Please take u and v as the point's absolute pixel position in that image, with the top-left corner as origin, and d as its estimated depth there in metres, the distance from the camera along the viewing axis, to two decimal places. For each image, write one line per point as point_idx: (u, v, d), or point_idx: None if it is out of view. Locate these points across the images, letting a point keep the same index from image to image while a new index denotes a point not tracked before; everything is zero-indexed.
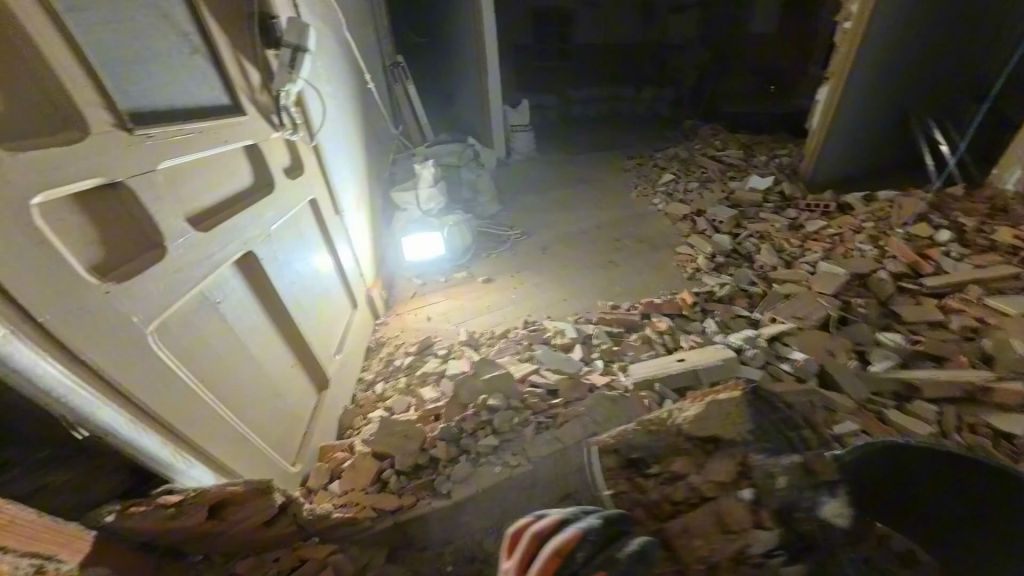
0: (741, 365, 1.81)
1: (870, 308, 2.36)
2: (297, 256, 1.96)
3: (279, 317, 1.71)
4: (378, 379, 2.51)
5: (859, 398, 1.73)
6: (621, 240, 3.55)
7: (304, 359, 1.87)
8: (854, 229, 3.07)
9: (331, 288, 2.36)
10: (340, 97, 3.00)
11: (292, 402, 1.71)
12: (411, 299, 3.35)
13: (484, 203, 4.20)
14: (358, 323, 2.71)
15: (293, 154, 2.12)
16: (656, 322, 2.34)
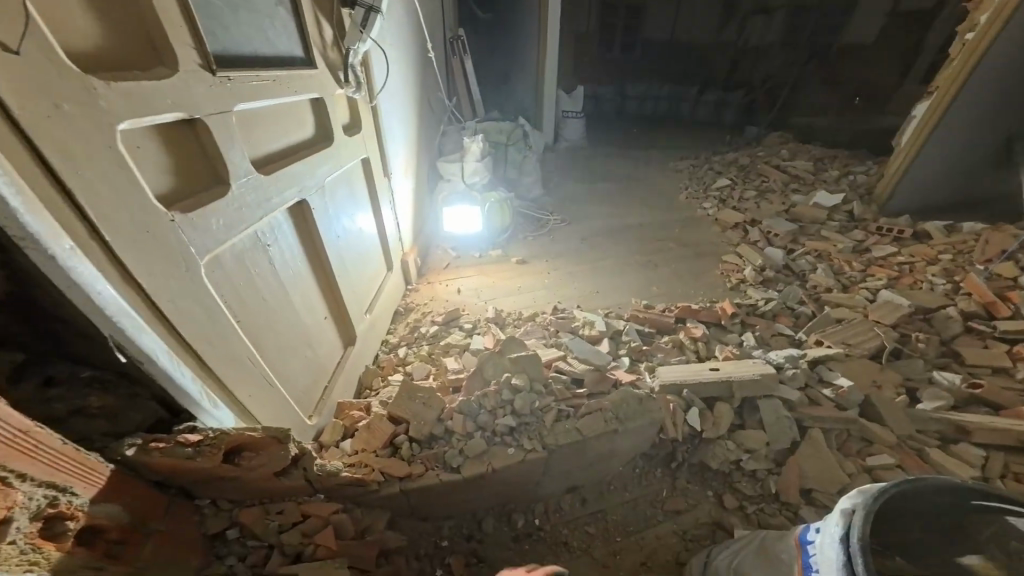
0: (779, 384, 1.67)
1: (930, 345, 2.11)
2: (344, 211, 1.99)
3: (319, 269, 1.75)
4: (402, 344, 2.58)
5: (901, 432, 1.61)
6: (665, 240, 3.42)
7: (336, 313, 1.92)
8: (929, 260, 2.80)
9: (370, 249, 2.41)
10: (403, 62, 3.01)
11: (321, 353, 1.77)
12: (444, 271, 3.38)
13: (528, 185, 4.15)
14: (391, 288, 2.76)
15: (354, 113, 2.15)
16: (691, 327, 2.24)
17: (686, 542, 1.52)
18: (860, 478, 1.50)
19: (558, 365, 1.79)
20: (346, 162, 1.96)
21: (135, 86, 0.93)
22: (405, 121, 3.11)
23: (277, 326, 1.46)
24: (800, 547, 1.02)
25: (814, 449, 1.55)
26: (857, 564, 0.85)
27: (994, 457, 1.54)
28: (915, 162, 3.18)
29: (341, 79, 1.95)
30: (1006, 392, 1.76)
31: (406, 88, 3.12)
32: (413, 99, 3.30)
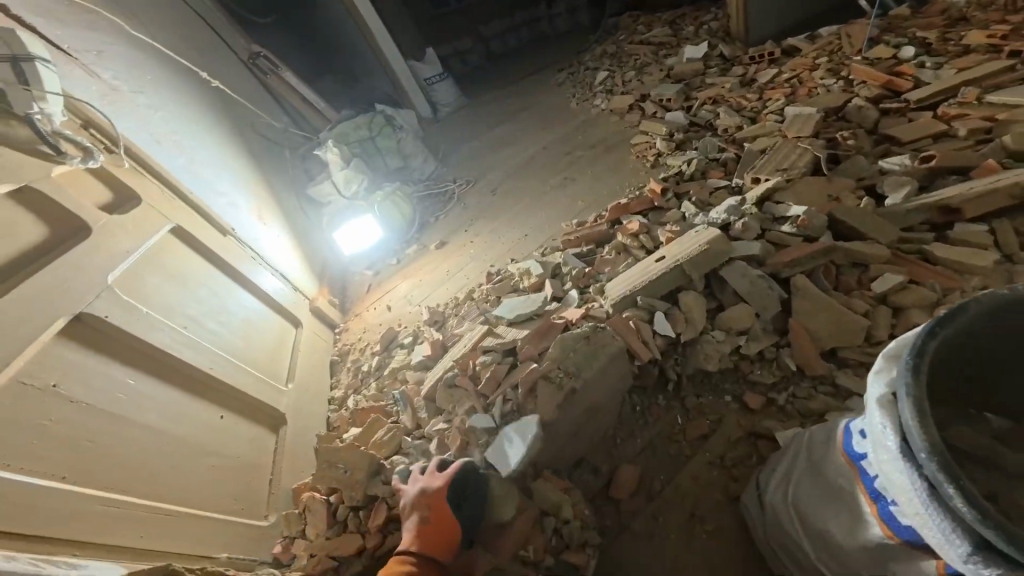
0: (734, 243, 1.44)
1: (859, 139, 1.92)
2: (180, 307, 1.64)
3: (167, 371, 1.46)
4: (350, 393, 2.10)
5: (891, 239, 1.38)
6: (574, 152, 3.06)
7: (236, 406, 1.63)
8: (810, 67, 2.57)
9: (255, 323, 1.99)
10: (169, 100, 2.37)
11: (233, 451, 1.52)
12: (369, 294, 2.84)
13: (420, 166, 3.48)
14: (308, 341, 2.27)
15: (106, 179, 1.63)
16: (627, 224, 1.89)
17: (731, 473, 1.25)
18: (878, 315, 1.27)
19: (484, 344, 1.52)
20: (132, 245, 1.56)
21: None
22: (221, 163, 2.50)
23: (132, 455, 1.25)
24: (857, 467, 0.81)
25: (814, 302, 1.30)
26: (946, 487, 0.61)
27: (1001, 227, 1.31)
28: None
29: (49, 152, 1.44)
30: (965, 152, 1.55)
31: (199, 126, 2.48)
32: (218, 129, 2.65)
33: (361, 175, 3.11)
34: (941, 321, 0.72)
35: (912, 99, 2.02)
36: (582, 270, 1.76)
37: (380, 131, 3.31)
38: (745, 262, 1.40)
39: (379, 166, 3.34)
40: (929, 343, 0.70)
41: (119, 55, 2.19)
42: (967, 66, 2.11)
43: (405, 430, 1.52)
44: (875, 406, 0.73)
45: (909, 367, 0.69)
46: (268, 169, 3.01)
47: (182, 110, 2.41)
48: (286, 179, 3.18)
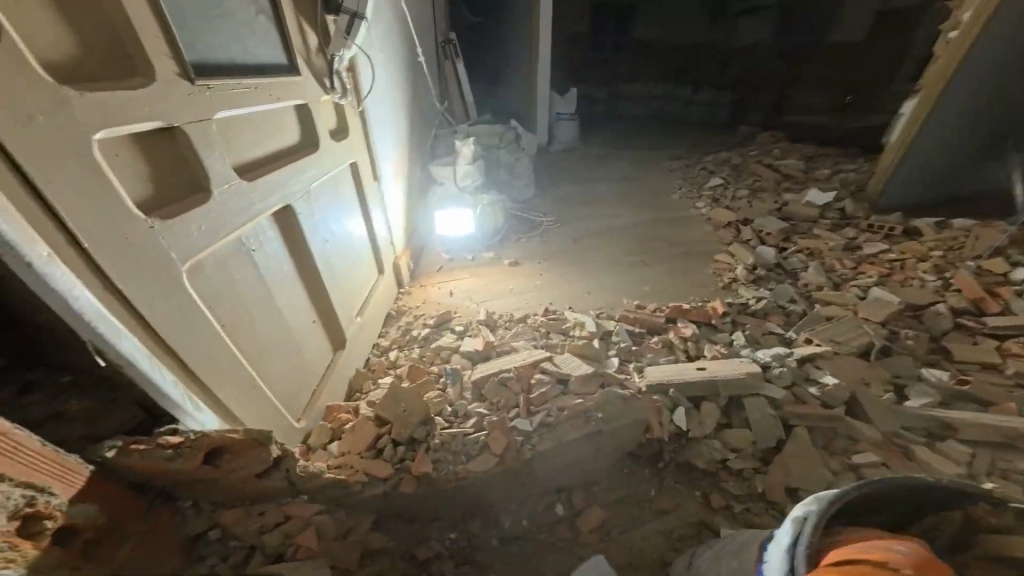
0: (765, 382, 1.70)
1: (918, 340, 2.04)
2: (334, 229, 2.07)
3: (306, 275, 1.83)
4: (393, 347, 2.59)
5: (886, 429, 1.59)
6: (658, 241, 3.41)
7: (322, 313, 1.96)
8: (919, 257, 2.69)
9: (360, 255, 2.43)
10: (390, 71, 2.98)
11: (308, 354, 1.83)
12: (437, 273, 3.39)
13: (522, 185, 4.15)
14: (381, 290, 2.73)
15: (340, 117, 2.20)
16: (681, 327, 2.24)
17: (673, 541, 1.55)
18: (844, 477, 1.50)
19: (543, 366, 1.82)
20: (330, 170, 2.01)
21: (118, 99, 1.02)
22: (396, 127, 3.13)
23: (263, 328, 1.54)
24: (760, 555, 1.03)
25: (802, 451, 1.55)
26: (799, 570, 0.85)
27: (981, 454, 1.52)
28: (905, 158, 3.07)
29: (326, 85, 2.02)
30: (996, 388, 1.73)
31: (396, 95, 3.13)
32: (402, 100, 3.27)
33: (476, 175, 3.77)
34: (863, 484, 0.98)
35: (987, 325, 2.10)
36: (630, 347, 2.10)
37: (509, 146, 4.07)
38: (767, 401, 1.65)
39: (495, 172, 4.07)
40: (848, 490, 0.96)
41: (378, 27, 2.80)
42: None
43: (447, 399, 1.76)
44: (790, 521, 0.95)
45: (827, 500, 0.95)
46: (415, 143, 3.67)
47: (392, 77, 3.04)
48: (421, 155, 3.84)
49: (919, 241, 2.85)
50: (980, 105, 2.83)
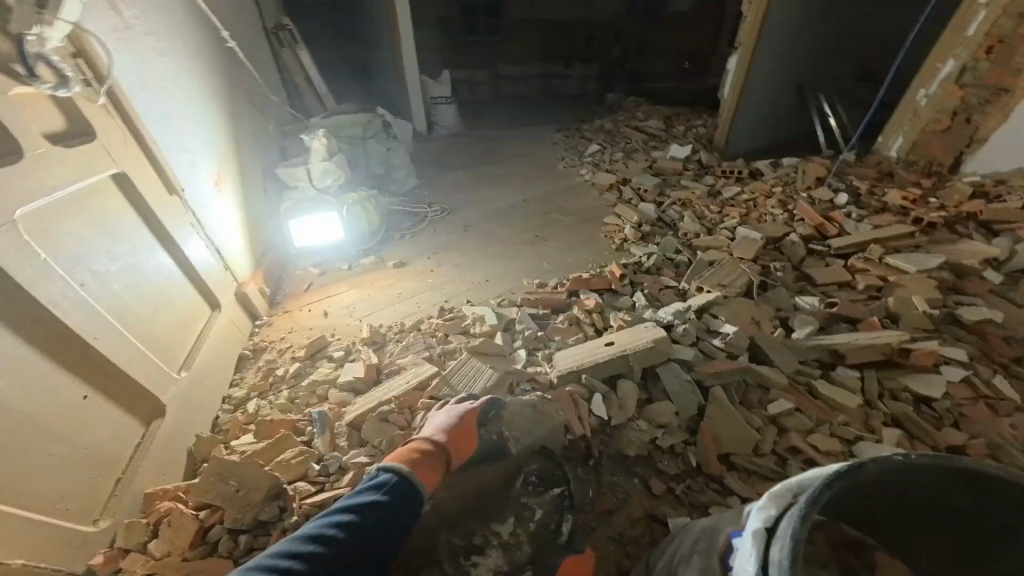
0: (673, 345, 1.66)
1: (785, 272, 2.18)
2: (102, 274, 1.62)
3: (42, 339, 1.38)
4: (251, 396, 2.11)
5: (790, 371, 1.63)
6: (552, 215, 3.24)
7: (102, 383, 1.54)
8: (766, 193, 2.84)
9: (166, 291, 1.93)
10: (178, 61, 2.29)
11: (89, 441, 1.47)
12: (308, 293, 2.83)
13: (400, 178, 3.67)
14: (219, 330, 2.20)
15: (68, 116, 1.58)
16: (584, 299, 2.10)
17: (625, 548, 1.35)
18: (767, 431, 1.48)
19: (434, 391, 1.67)
20: (68, 184, 1.53)
21: None
22: (206, 126, 2.45)
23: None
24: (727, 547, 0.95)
25: (724, 412, 1.49)
26: None
27: (870, 377, 1.61)
28: (740, 109, 3.35)
29: (21, 72, 1.38)
30: (858, 305, 1.89)
31: (200, 87, 2.46)
32: (211, 93, 2.57)
33: (338, 173, 3.17)
34: (837, 476, 0.88)
35: (833, 246, 2.27)
36: (537, 333, 1.91)
37: (375, 135, 3.56)
38: (678, 365, 1.62)
39: (361, 165, 3.52)
40: (822, 493, 0.85)
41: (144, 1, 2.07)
42: (883, 223, 2.35)
43: (316, 455, 1.59)
44: (751, 538, 0.85)
45: (801, 514, 0.82)
46: (248, 143, 2.98)
47: (186, 68, 2.35)
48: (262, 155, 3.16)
49: (763, 180, 3.01)
50: (786, 54, 3.22)
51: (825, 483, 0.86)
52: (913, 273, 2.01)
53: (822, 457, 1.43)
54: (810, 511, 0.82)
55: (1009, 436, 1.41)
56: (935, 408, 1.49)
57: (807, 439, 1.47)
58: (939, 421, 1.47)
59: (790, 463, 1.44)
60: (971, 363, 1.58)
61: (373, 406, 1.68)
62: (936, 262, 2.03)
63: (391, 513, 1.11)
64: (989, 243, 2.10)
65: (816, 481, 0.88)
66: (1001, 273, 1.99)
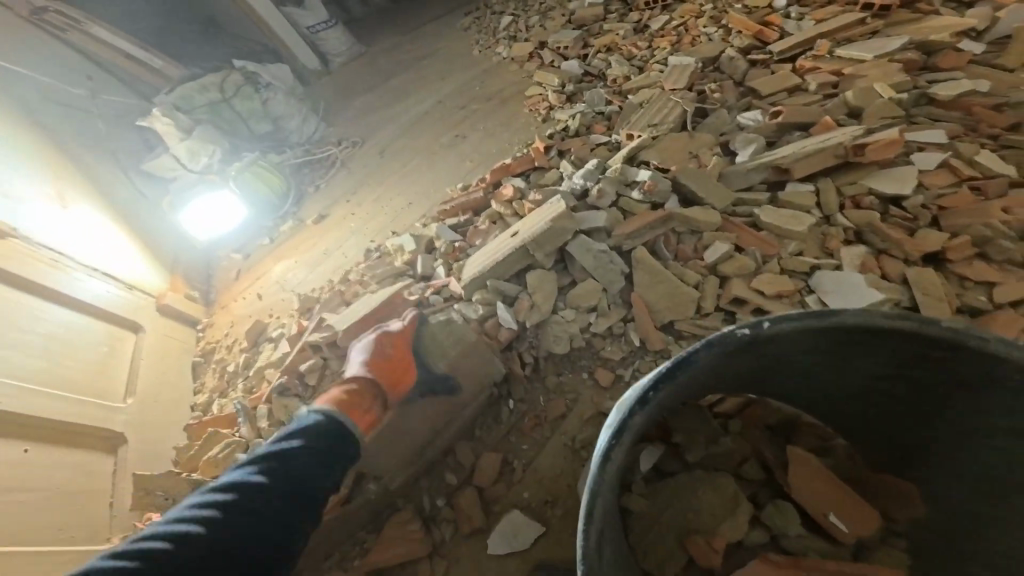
0: (578, 213, 1.31)
1: (724, 92, 1.80)
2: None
3: None
4: (214, 396, 1.77)
5: (725, 205, 1.26)
6: (471, 104, 2.66)
7: (39, 434, 1.33)
8: (697, 12, 2.28)
9: (64, 339, 1.56)
10: None
11: (53, 480, 1.30)
12: (239, 281, 2.23)
13: (295, 127, 2.72)
14: (155, 348, 1.82)
15: None
16: (503, 189, 1.78)
17: (581, 456, 1.17)
18: (707, 284, 1.15)
19: (310, 341, 1.41)
20: None
21: None
22: (7, 150, 1.79)
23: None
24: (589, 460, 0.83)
25: (654, 275, 1.19)
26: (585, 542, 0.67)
27: (826, 187, 1.24)
28: None
29: None
30: (809, 108, 1.56)
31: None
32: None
33: (209, 144, 2.42)
34: (653, 385, 0.71)
35: (774, 50, 1.85)
36: (453, 245, 1.64)
37: (238, 93, 2.56)
38: (596, 233, 1.28)
39: (241, 131, 2.61)
40: (628, 418, 0.69)
41: None
42: (828, 15, 1.88)
43: (243, 443, 1.42)
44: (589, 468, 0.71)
45: (602, 454, 0.68)
46: (88, 146, 2.22)
47: None
48: (127, 157, 2.41)
49: None
50: None
51: (634, 405, 0.70)
52: (871, 60, 1.64)
53: (773, 302, 1.10)
54: (610, 451, 0.68)
55: (1000, 221, 1.08)
56: (908, 207, 1.16)
57: (749, 286, 1.12)
58: (913, 225, 1.14)
59: (738, 318, 1.12)
60: (949, 142, 1.25)
61: (286, 382, 1.41)
62: (898, 44, 1.64)
63: (320, 453, 0.93)
64: (962, 15, 1.69)
65: (631, 396, 0.71)
66: (982, 44, 1.61)
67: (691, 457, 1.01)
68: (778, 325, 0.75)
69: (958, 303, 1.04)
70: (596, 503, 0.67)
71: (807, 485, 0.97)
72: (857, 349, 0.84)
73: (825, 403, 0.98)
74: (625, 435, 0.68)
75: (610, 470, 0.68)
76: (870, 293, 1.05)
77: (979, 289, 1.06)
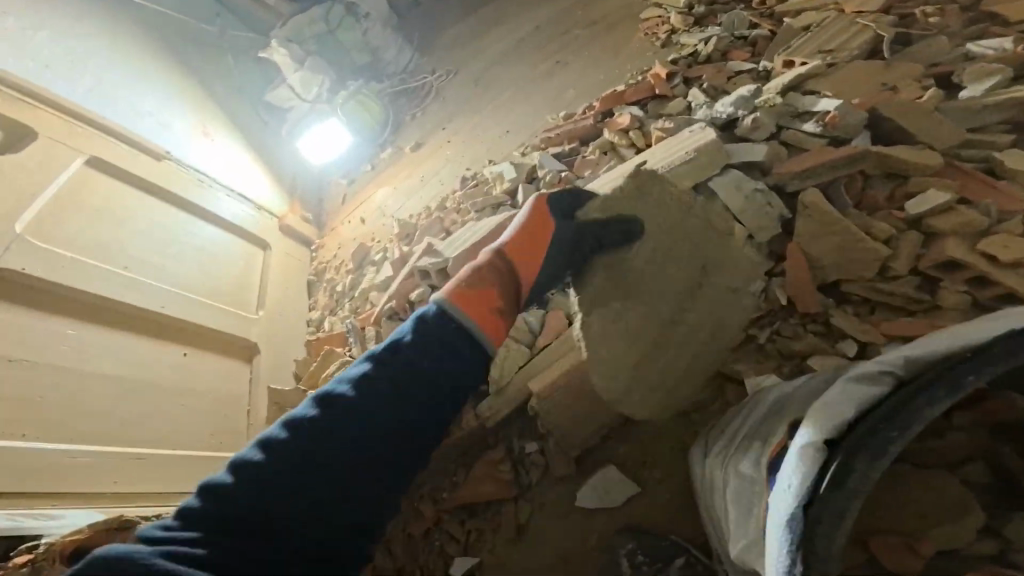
0: (728, 146, 1.10)
1: (933, 13, 1.40)
2: (147, 258, 1.43)
3: (114, 319, 1.27)
4: (325, 314, 1.81)
5: (945, 144, 0.98)
6: (576, 26, 2.37)
7: (195, 340, 1.44)
8: None
9: (212, 252, 1.66)
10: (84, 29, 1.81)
11: (208, 386, 1.40)
12: (344, 206, 2.26)
13: (393, 57, 2.63)
14: (279, 267, 1.90)
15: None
16: (615, 118, 1.56)
17: None
18: (903, 242, 0.91)
19: (421, 266, 1.34)
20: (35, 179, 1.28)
21: None
22: (162, 90, 1.98)
23: (104, 398, 1.16)
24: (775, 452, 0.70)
25: (824, 224, 0.96)
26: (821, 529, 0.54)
27: None
28: None
29: None
30: None
31: (132, 54, 1.95)
32: (148, 45, 2.05)
33: (319, 75, 2.39)
34: (951, 378, 0.55)
35: None
36: (559, 176, 1.49)
37: (340, 22, 2.51)
38: (752, 173, 1.07)
39: (342, 61, 2.58)
40: (922, 409, 0.54)
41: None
42: None
43: None
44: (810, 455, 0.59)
45: (862, 446, 0.53)
46: (217, 81, 2.31)
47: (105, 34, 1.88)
48: (252, 82, 2.47)
49: None
50: None
51: (937, 396, 0.54)
52: None
53: (1012, 273, 0.84)
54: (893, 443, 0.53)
55: None
56: None
57: (973, 249, 0.86)
58: None
59: (941, 288, 0.88)
60: None
61: (396, 307, 1.37)
62: None
63: None
64: None
65: (916, 383, 0.54)
66: None
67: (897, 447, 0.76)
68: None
69: None
70: (852, 501, 0.53)
71: None
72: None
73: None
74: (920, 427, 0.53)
75: (876, 464, 0.53)
76: None
77: None
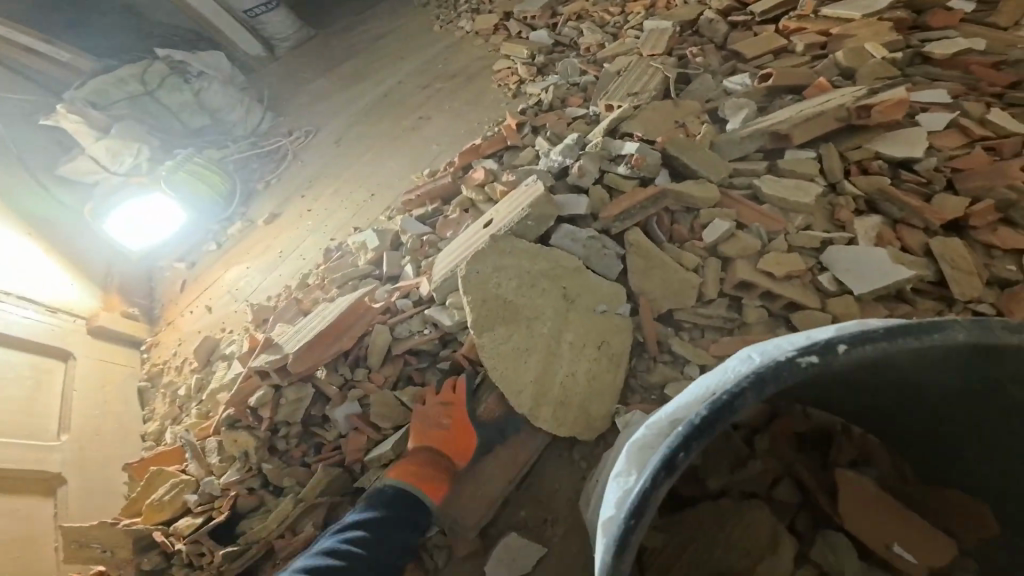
0: (556, 197, 1.17)
1: (707, 57, 1.67)
2: None
3: None
4: (167, 424, 1.55)
5: (722, 176, 1.15)
6: (433, 79, 2.40)
7: None
8: None
9: None
10: None
11: None
12: (186, 293, 1.96)
13: (238, 118, 2.39)
14: (91, 379, 1.57)
15: None
16: (473, 172, 1.60)
17: (581, 467, 1.02)
18: (707, 269, 1.04)
19: (253, 368, 1.19)
20: None
21: None
22: None
23: None
24: None
25: (648, 259, 1.07)
26: None
27: (830, 151, 1.14)
28: None
29: None
30: (802, 70, 1.45)
31: None
32: None
33: (133, 142, 2.13)
34: (681, 444, 0.56)
35: (756, 11, 1.70)
36: (421, 240, 1.46)
37: (163, 83, 2.27)
38: (579, 219, 1.15)
39: (170, 124, 2.32)
40: (653, 491, 0.56)
41: None
42: None
43: (192, 482, 1.19)
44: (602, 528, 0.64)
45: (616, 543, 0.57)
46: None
47: None
48: (44, 155, 2.05)
49: None
50: None
51: (659, 475, 0.56)
52: (862, 19, 1.53)
53: (785, 282, 0.99)
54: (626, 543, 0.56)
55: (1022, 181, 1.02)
56: (921, 170, 1.07)
57: (756, 267, 1.01)
58: (926, 191, 1.06)
59: (744, 304, 1.00)
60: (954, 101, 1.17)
61: (235, 414, 1.18)
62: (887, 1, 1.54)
63: None
64: None
65: (657, 459, 0.57)
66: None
67: (714, 484, 0.89)
68: (853, 348, 0.59)
69: (985, 275, 0.96)
70: None
71: (858, 507, 0.83)
72: (943, 369, 0.68)
73: (878, 407, 0.82)
74: (649, 514, 0.56)
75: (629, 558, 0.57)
76: (889, 267, 0.97)
77: (1006, 257, 0.98)
